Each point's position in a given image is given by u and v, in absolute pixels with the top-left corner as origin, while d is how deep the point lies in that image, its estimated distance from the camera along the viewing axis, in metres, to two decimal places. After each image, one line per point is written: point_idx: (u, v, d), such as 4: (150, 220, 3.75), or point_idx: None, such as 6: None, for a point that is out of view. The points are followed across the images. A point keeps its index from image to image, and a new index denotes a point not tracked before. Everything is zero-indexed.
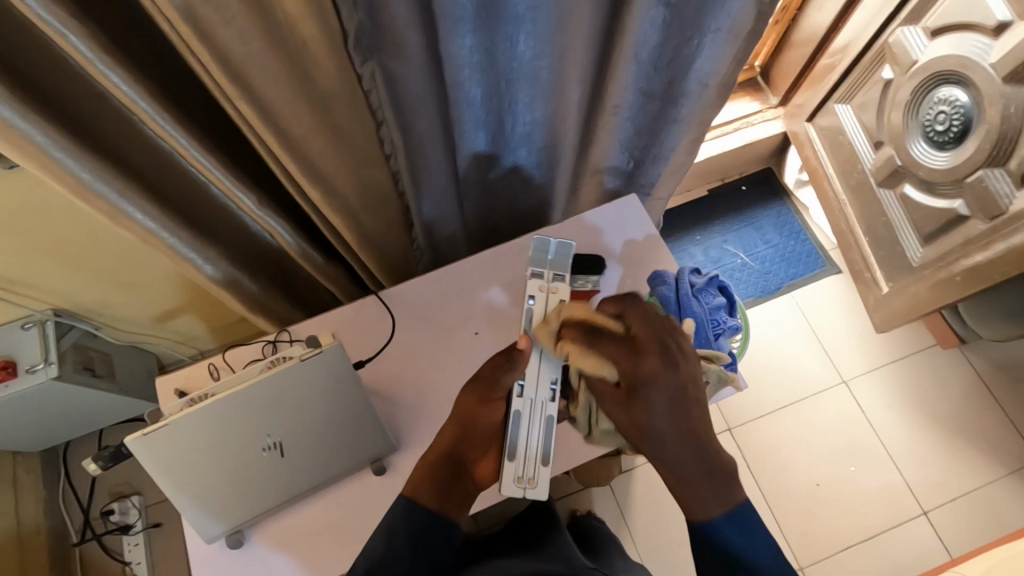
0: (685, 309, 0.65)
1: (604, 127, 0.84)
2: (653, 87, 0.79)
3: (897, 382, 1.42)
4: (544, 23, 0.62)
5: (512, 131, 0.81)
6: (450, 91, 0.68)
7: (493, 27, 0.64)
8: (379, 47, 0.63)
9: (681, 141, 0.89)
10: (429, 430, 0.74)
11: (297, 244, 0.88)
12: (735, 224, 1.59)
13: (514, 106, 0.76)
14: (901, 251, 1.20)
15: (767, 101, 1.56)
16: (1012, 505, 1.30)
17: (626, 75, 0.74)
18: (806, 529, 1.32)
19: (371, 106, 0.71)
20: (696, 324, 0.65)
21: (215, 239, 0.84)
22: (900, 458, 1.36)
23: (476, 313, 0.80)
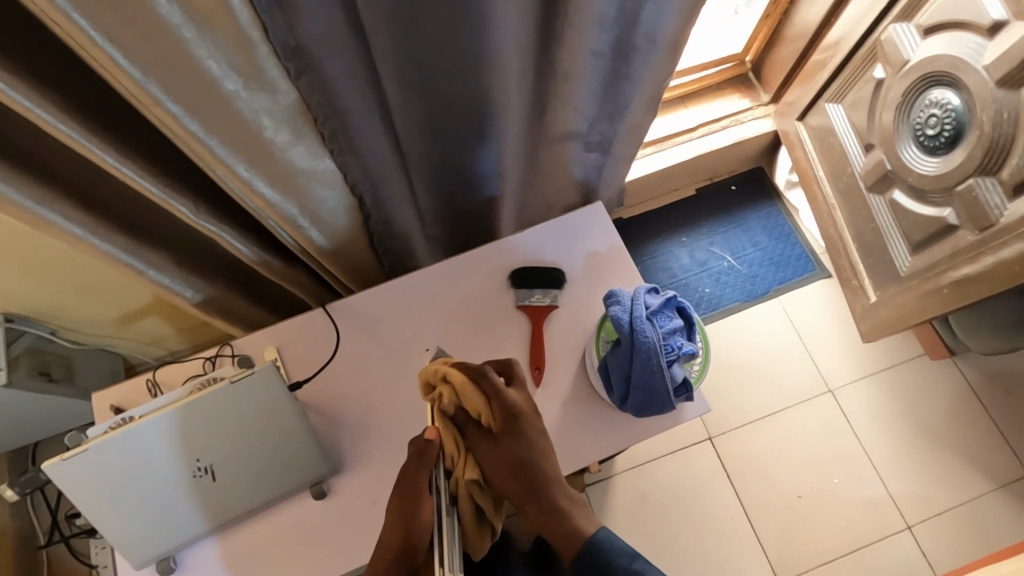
0: (636, 333, 0.61)
1: (567, 90, 0.90)
2: (606, 48, 0.85)
3: (885, 392, 1.38)
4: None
5: (469, 117, 0.81)
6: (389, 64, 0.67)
7: (434, 11, 0.63)
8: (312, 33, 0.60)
9: (639, 95, 0.97)
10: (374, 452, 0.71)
11: (247, 250, 0.84)
12: (723, 225, 1.54)
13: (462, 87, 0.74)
14: (890, 260, 1.15)
15: (758, 99, 1.50)
16: (998, 522, 1.26)
17: (584, 37, 0.79)
18: (785, 542, 1.29)
19: (307, 103, 0.68)
20: (648, 352, 0.60)
21: (159, 244, 0.80)
22: (885, 470, 1.32)
23: (428, 328, 0.76)
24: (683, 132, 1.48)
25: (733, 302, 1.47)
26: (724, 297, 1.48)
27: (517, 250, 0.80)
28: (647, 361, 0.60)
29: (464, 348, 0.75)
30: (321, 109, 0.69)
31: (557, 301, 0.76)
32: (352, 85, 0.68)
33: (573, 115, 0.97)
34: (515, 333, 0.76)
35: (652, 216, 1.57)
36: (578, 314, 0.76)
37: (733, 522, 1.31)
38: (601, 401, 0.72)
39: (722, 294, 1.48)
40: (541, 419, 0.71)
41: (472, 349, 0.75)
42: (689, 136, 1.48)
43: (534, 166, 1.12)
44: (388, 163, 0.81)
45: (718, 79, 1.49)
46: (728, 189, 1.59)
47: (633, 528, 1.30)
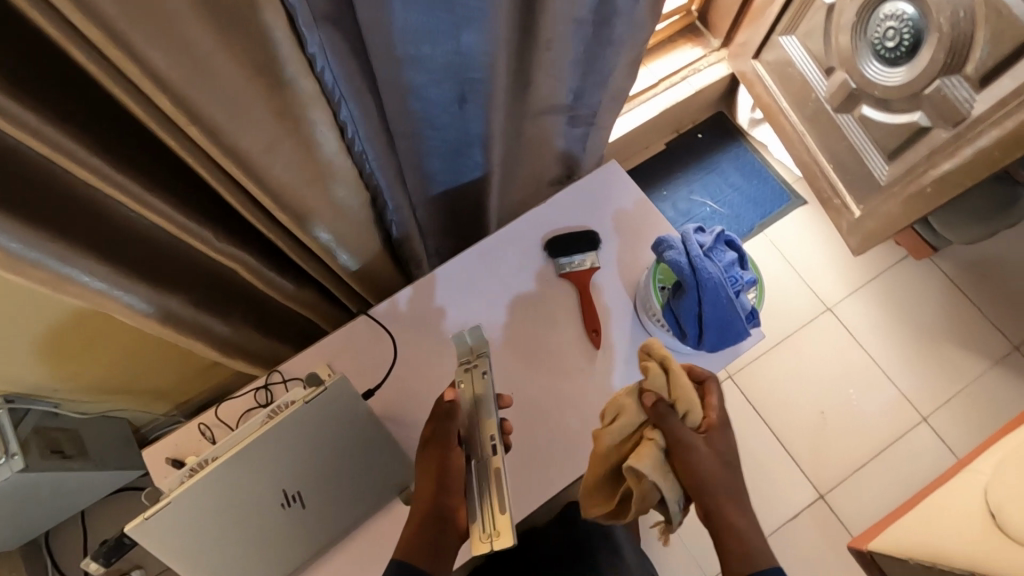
0: (698, 270, 0.62)
1: (553, 60, 0.89)
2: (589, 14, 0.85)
3: (878, 299, 1.46)
4: None
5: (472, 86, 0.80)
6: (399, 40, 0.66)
7: None
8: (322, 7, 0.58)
9: (620, 57, 0.96)
10: None
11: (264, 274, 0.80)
12: (699, 173, 1.59)
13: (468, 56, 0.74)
14: (868, 173, 1.22)
15: (709, 45, 1.54)
16: (1000, 396, 1.37)
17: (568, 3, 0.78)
18: (819, 458, 1.34)
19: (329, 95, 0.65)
20: (714, 287, 0.62)
21: (173, 284, 0.76)
22: (893, 371, 1.40)
23: (478, 314, 0.75)
24: (646, 89, 1.51)
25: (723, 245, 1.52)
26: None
27: (547, 221, 0.79)
28: (714, 295, 0.62)
29: (517, 326, 0.75)
30: (337, 100, 0.67)
31: (597, 263, 0.77)
32: (360, 60, 0.67)
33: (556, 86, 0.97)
34: (564, 302, 0.76)
35: (630, 176, 1.59)
36: (620, 272, 0.77)
37: (769, 450, 1.35)
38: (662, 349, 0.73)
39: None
40: (610, 379, 0.72)
41: (525, 326, 0.75)
42: (652, 92, 1.51)
43: (518, 142, 1.11)
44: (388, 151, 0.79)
45: (669, 32, 1.52)
46: (695, 138, 1.63)
47: None
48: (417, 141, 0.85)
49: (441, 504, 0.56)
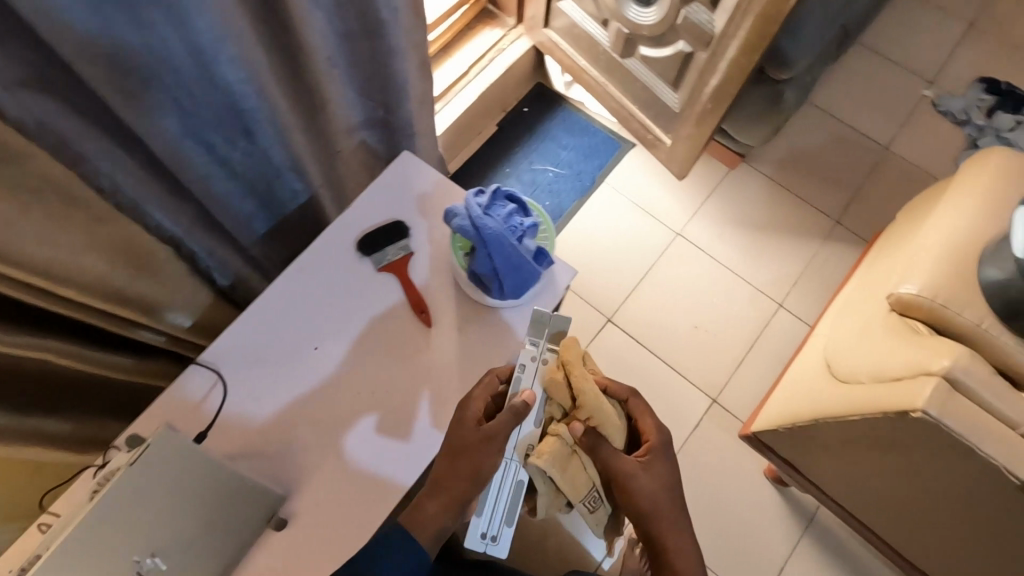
0: (481, 229, 0.67)
1: (329, 77, 0.95)
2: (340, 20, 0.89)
3: (716, 214, 1.61)
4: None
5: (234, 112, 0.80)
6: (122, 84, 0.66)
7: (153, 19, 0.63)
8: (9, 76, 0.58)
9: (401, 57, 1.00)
10: (314, 460, 0.71)
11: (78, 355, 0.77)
12: (534, 144, 1.68)
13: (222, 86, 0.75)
14: (664, 106, 1.33)
15: (505, 25, 1.61)
16: (833, 267, 1.55)
17: (318, 21, 0.84)
18: (705, 368, 1.46)
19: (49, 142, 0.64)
20: (498, 239, 0.66)
21: None
22: (746, 272, 1.55)
23: (309, 330, 0.76)
24: (459, 79, 1.54)
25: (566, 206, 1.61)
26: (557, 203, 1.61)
27: (355, 224, 0.82)
28: (501, 246, 0.66)
29: (348, 330, 0.77)
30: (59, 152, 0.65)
31: (410, 248, 0.80)
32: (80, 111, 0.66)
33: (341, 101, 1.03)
34: (388, 295, 0.78)
35: (472, 163, 1.65)
36: (434, 250, 0.81)
37: (660, 376, 1.45)
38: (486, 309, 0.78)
39: (554, 203, 1.61)
40: (446, 350, 0.76)
41: (358, 325, 0.77)
42: (465, 80, 1.54)
43: (336, 168, 1.15)
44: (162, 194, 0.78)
45: (464, 22, 1.57)
46: (522, 113, 1.71)
47: None
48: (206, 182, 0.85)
49: (460, 484, 0.64)
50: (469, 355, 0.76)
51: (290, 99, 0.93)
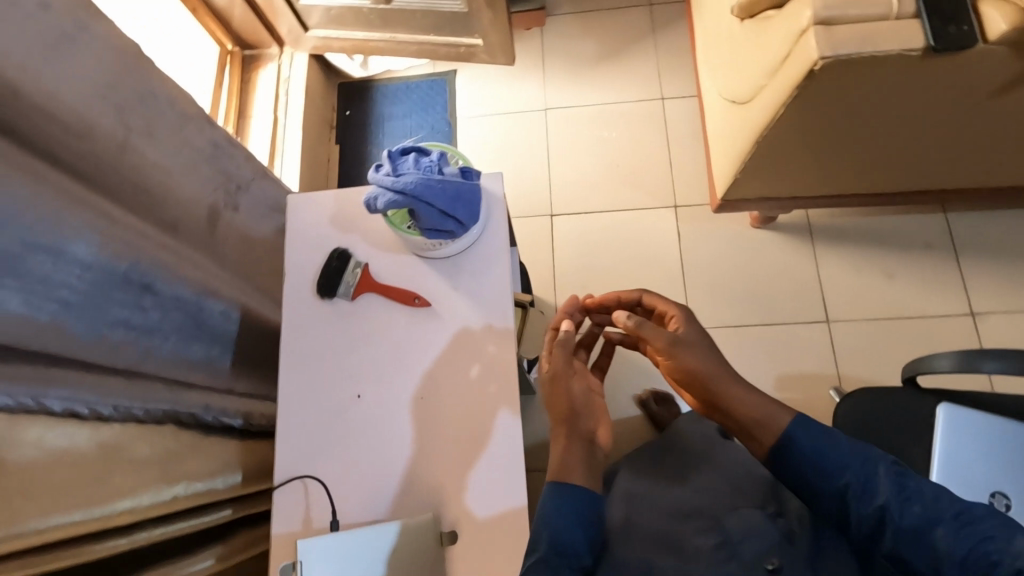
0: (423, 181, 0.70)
1: (151, 172, 0.92)
2: (121, 134, 0.85)
3: (561, 68, 1.65)
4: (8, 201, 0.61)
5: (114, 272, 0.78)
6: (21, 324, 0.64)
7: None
8: None
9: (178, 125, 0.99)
10: (448, 458, 0.73)
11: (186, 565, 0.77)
12: (379, 132, 1.64)
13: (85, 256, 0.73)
14: (454, 16, 1.36)
15: (273, 55, 1.55)
16: (674, 39, 1.64)
17: (102, 112, 0.81)
18: (648, 188, 1.53)
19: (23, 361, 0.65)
20: (444, 189, 0.71)
21: None
22: (617, 95, 1.62)
23: (343, 381, 0.77)
24: (275, 130, 1.48)
25: (468, 173, 0.75)
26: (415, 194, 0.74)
27: (302, 280, 0.81)
28: (443, 196, 0.70)
29: (381, 362, 0.77)
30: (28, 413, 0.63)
31: (363, 260, 0.81)
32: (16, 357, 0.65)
33: (185, 189, 1.01)
34: (375, 307, 0.79)
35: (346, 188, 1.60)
36: (367, 245, 0.82)
37: (623, 220, 1.51)
38: (474, 248, 0.80)
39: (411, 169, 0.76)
40: (460, 313, 0.78)
41: (362, 364, 0.77)
42: (282, 125, 1.48)
43: (225, 257, 1.11)
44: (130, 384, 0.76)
45: (237, 80, 1.50)
46: (348, 117, 1.66)
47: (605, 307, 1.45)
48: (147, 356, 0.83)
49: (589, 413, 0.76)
50: (492, 287, 0.78)
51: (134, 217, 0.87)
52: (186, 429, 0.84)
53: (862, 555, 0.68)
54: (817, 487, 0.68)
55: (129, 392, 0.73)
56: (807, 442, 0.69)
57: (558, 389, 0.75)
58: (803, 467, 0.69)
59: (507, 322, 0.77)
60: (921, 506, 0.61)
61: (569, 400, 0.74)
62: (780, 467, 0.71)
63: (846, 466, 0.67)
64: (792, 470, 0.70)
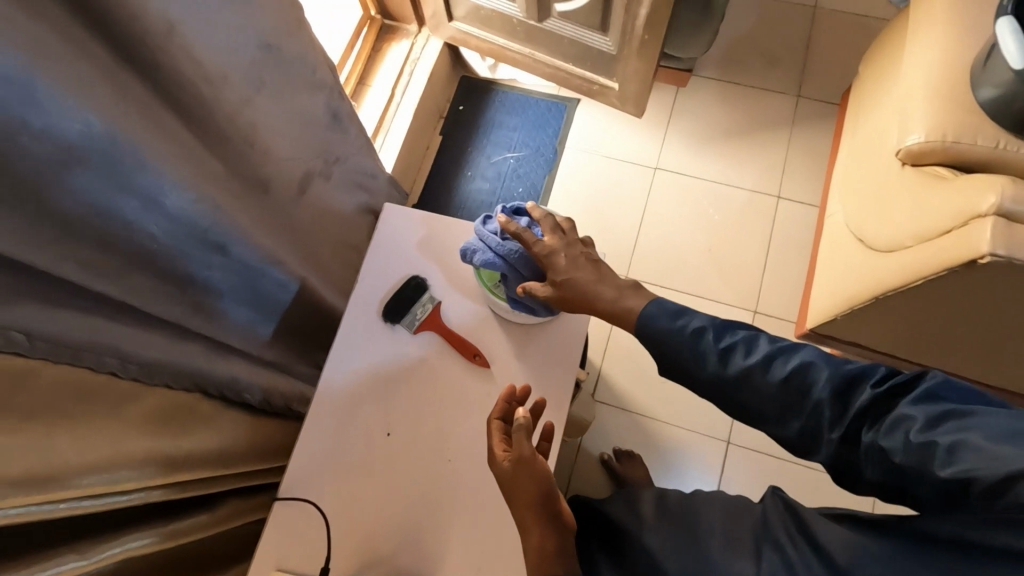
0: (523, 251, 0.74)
1: (260, 132, 0.90)
2: (247, 90, 0.84)
3: (686, 133, 1.58)
4: (112, 149, 0.60)
5: (200, 231, 0.76)
6: (92, 268, 0.63)
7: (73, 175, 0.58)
8: (38, 279, 0.58)
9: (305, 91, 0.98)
10: (456, 538, 0.69)
11: (172, 533, 0.76)
12: (485, 137, 1.61)
13: (175, 213, 0.71)
14: (599, 54, 1.30)
15: (409, 33, 1.54)
16: (813, 139, 1.54)
17: (232, 66, 0.80)
18: (732, 283, 1.45)
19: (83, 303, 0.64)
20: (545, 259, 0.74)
21: None
22: (733, 178, 1.54)
23: (377, 416, 0.74)
24: (387, 107, 1.47)
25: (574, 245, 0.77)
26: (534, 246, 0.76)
27: (370, 295, 0.78)
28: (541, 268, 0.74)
29: (419, 410, 0.74)
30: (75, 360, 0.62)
31: (436, 298, 0.77)
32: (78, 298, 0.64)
33: (287, 153, 0.99)
34: (433, 351, 0.76)
35: (435, 182, 1.58)
36: (444, 281, 0.79)
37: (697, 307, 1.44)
38: (549, 324, 0.77)
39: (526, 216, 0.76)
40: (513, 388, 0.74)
41: (399, 403, 0.74)
42: (395, 104, 1.47)
43: (302, 226, 1.10)
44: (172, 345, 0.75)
45: (369, 46, 1.50)
46: (460, 111, 1.64)
47: (647, 390, 1.39)
48: (203, 317, 0.81)
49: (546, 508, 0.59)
50: (554, 371, 0.75)
51: (230, 173, 0.86)
52: (210, 398, 0.83)
53: (739, 422, 0.66)
54: (678, 352, 0.66)
55: (163, 353, 0.72)
56: (666, 317, 0.67)
57: (523, 472, 0.60)
58: (672, 350, 0.66)
59: (558, 409, 0.73)
60: (789, 356, 0.61)
61: (539, 483, 0.60)
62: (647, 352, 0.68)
63: (699, 326, 0.66)
64: (665, 357, 0.67)
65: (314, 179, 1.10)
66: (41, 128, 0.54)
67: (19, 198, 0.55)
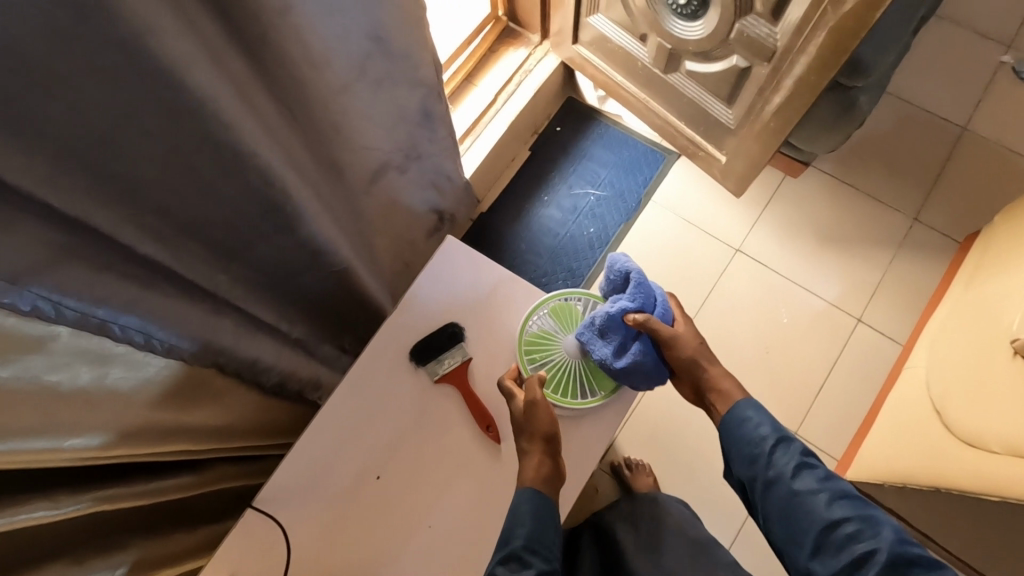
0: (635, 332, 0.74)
1: (349, 122, 0.88)
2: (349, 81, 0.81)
3: (780, 223, 1.47)
4: (193, 128, 0.59)
5: (260, 217, 0.74)
6: (145, 234, 0.62)
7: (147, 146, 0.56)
8: (88, 239, 0.57)
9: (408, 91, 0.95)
10: None
11: (148, 496, 0.76)
12: (572, 165, 1.55)
13: (240, 196, 0.70)
14: (715, 123, 1.21)
15: (530, 42, 1.49)
16: (916, 270, 1.41)
17: (338, 56, 0.77)
18: (778, 394, 1.36)
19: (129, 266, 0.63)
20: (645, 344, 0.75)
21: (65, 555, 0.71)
22: (816, 285, 1.43)
23: (374, 455, 0.70)
24: (485, 111, 1.43)
25: None
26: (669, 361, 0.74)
27: (404, 326, 0.75)
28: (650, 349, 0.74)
29: (415, 464, 0.70)
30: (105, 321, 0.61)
31: (467, 352, 0.74)
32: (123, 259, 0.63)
33: (369, 145, 0.97)
34: (448, 406, 0.72)
35: (509, 197, 1.53)
36: (482, 335, 0.76)
37: None
38: (572, 422, 0.73)
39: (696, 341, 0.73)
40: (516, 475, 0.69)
41: (399, 449, 0.71)
42: (494, 110, 1.43)
43: (365, 216, 1.08)
44: (202, 319, 0.74)
45: (486, 45, 1.46)
46: (556, 131, 1.58)
47: (658, 477, 1.32)
48: (242, 296, 0.80)
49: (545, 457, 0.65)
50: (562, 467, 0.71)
51: (307, 158, 0.84)
52: (224, 374, 0.83)
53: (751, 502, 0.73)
54: (743, 453, 0.72)
55: (189, 326, 0.71)
56: (744, 415, 0.73)
57: (535, 421, 0.66)
58: (738, 442, 0.72)
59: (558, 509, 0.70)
60: (849, 502, 0.65)
61: (546, 430, 0.65)
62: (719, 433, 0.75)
63: (772, 435, 0.71)
64: (731, 444, 0.73)
65: (390, 173, 1.08)
66: (130, 97, 0.52)
67: (93, 159, 0.53)
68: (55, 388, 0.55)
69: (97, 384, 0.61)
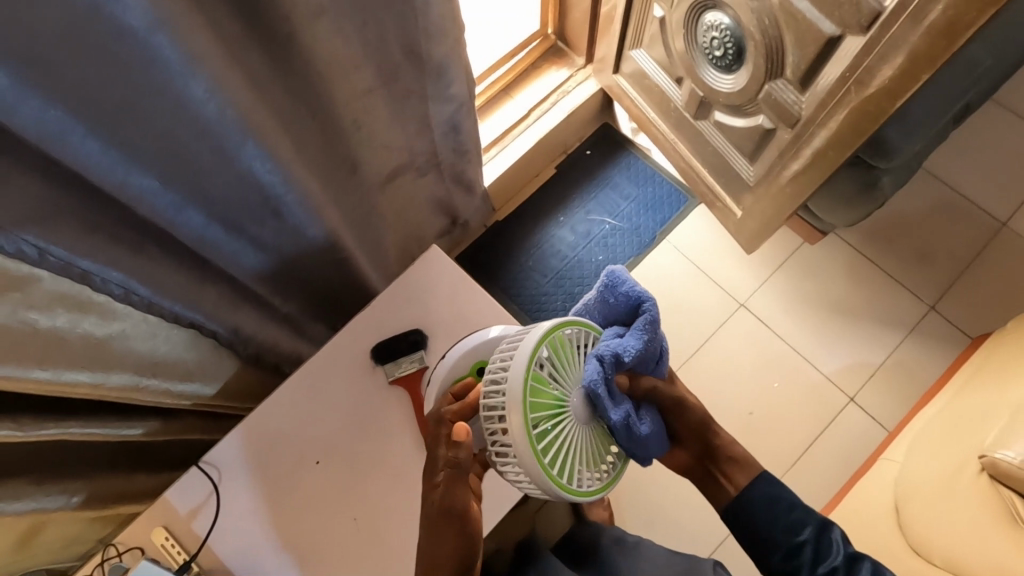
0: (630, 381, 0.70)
1: (366, 121, 0.91)
2: (371, 83, 0.85)
3: (790, 286, 1.45)
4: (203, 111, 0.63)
5: (261, 197, 0.78)
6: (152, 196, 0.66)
7: (157, 121, 0.60)
8: (89, 196, 0.62)
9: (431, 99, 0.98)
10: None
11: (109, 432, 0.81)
12: (594, 191, 1.55)
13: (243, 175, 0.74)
14: (736, 177, 1.21)
15: (574, 64, 1.51)
16: (921, 359, 1.37)
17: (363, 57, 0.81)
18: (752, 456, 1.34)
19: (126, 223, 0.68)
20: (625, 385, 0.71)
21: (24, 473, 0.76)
22: (814, 355, 1.40)
23: (315, 441, 0.77)
24: (516, 124, 1.45)
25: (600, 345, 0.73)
26: (672, 426, 0.74)
27: (372, 327, 0.81)
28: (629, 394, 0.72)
29: (351, 458, 0.77)
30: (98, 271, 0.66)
31: (426, 360, 0.79)
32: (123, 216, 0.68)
33: (385, 144, 1.00)
34: (395, 408, 0.78)
35: (525, 210, 1.55)
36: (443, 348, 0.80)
37: None
38: None
39: (701, 406, 0.74)
40: None
41: (339, 440, 0.77)
42: (524, 125, 1.45)
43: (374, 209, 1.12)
44: (190, 282, 0.78)
45: (530, 60, 1.48)
46: (585, 154, 1.59)
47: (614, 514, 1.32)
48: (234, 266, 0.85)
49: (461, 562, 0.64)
50: None
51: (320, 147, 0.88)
52: (204, 336, 0.87)
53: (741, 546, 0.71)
54: (775, 539, 0.68)
55: (174, 289, 0.76)
56: (764, 495, 0.70)
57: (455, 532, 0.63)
58: (768, 525, 0.69)
59: None
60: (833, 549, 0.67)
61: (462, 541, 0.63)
62: (740, 516, 0.70)
63: (805, 522, 0.68)
64: (758, 526, 0.69)
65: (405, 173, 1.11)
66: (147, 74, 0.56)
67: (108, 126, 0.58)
68: (33, 324, 0.60)
69: (72, 328, 0.66)
